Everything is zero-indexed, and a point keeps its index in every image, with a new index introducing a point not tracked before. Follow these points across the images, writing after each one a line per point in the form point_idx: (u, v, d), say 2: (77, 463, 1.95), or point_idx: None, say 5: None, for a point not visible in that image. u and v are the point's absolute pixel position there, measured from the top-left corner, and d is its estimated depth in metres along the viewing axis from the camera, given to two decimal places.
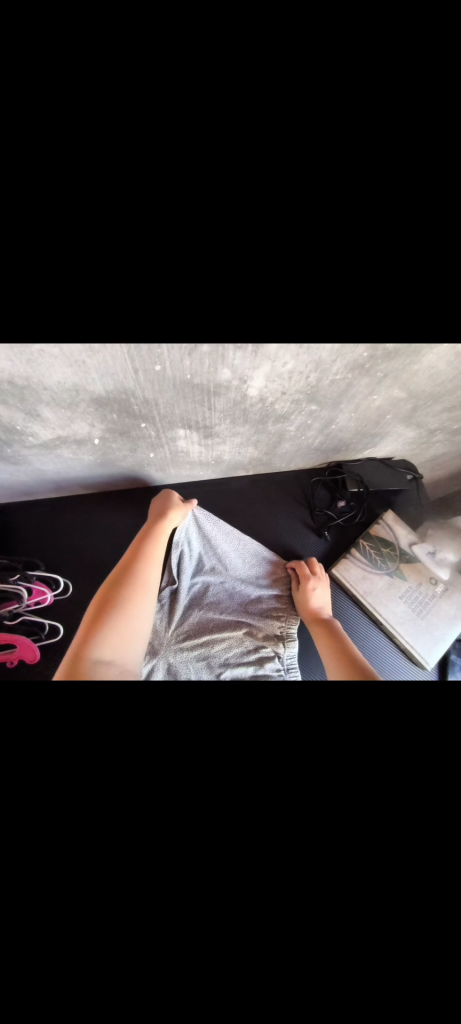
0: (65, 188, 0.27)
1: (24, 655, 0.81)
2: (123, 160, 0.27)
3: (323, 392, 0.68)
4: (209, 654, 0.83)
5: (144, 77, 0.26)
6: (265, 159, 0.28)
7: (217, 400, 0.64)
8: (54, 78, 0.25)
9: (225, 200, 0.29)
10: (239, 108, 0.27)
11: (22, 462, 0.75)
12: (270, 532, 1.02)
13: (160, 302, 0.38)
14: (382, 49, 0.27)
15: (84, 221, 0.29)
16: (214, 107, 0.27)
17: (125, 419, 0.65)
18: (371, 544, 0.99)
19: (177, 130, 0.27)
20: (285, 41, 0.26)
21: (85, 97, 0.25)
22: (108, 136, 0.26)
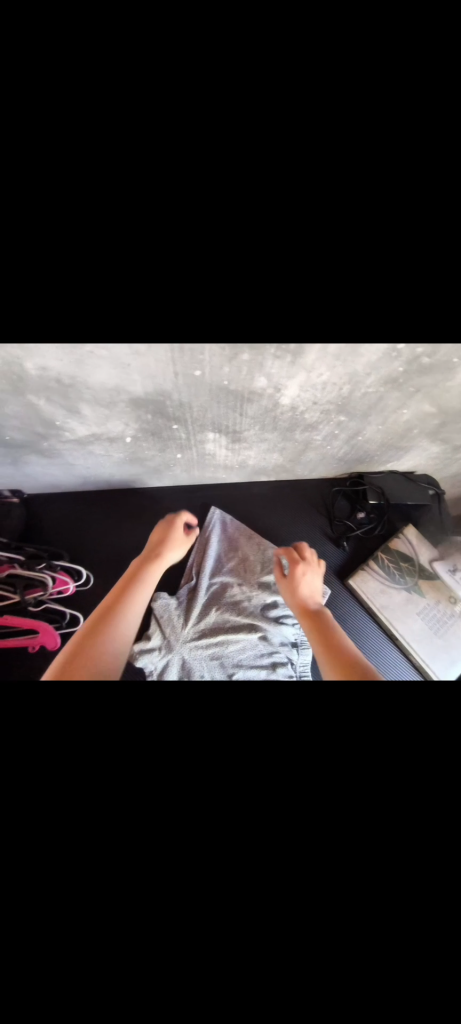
0: (148, 184, 0.31)
1: (45, 641, 0.83)
2: (201, 160, 0.31)
3: (353, 405, 0.69)
4: (222, 654, 0.85)
5: (224, 88, 0.30)
6: (323, 164, 0.32)
7: (249, 407, 0.66)
8: (151, 92, 0.29)
9: (285, 199, 0.33)
10: (306, 117, 0.31)
11: (56, 456, 0.77)
12: (288, 538, 1.02)
13: (213, 299, 0.41)
14: (439, 79, 0.30)
15: (159, 213, 0.33)
16: (283, 118, 0.31)
17: (158, 419, 0.67)
18: (390, 556, 0.99)
19: (250, 134, 0.31)
20: (354, 55, 0.29)
21: (172, 105, 0.29)
22: (190, 138, 0.30)
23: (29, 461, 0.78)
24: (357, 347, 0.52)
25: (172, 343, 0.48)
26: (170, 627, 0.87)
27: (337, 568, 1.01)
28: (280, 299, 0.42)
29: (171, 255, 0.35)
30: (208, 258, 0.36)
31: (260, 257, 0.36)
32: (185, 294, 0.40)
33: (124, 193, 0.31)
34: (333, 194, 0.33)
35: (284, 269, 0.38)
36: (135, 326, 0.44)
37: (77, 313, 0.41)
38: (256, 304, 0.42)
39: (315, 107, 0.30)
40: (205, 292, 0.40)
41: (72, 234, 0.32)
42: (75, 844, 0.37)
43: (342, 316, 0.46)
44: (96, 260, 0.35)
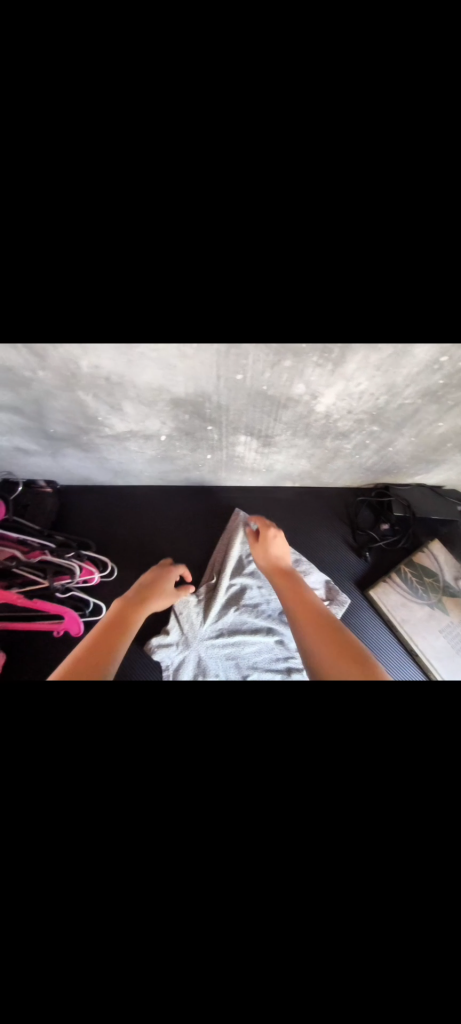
0: (213, 191, 0.31)
1: (70, 627, 0.86)
2: (269, 163, 0.30)
3: (388, 416, 0.69)
4: (238, 654, 0.86)
5: (299, 90, 0.29)
6: (393, 172, 0.31)
7: (284, 412, 0.67)
8: (224, 96, 0.29)
9: (351, 207, 0.32)
10: (382, 115, 0.29)
11: (92, 450, 0.81)
12: (309, 545, 1.02)
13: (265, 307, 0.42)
14: None
15: (221, 222, 0.33)
16: (359, 116, 0.29)
17: (195, 420, 0.69)
18: (413, 571, 0.97)
19: (322, 137, 0.30)
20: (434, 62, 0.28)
21: (244, 108, 0.29)
22: (260, 140, 0.30)
23: (67, 454, 0.82)
24: (399, 358, 0.53)
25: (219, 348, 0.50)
26: (188, 623, 0.89)
27: (358, 579, 1.00)
28: (330, 303, 0.42)
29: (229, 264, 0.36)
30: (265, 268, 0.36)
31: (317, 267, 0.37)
32: (240, 294, 0.41)
33: (188, 197, 0.31)
34: (399, 205, 0.32)
35: (341, 267, 0.37)
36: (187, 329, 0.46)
37: (134, 317, 0.44)
38: (308, 302, 0.42)
39: (392, 108, 0.29)
40: (258, 293, 0.41)
41: (140, 236, 0.33)
42: (72, 856, 0.31)
43: (390, 325, 0.46)
44: (159, 263, 0.36)
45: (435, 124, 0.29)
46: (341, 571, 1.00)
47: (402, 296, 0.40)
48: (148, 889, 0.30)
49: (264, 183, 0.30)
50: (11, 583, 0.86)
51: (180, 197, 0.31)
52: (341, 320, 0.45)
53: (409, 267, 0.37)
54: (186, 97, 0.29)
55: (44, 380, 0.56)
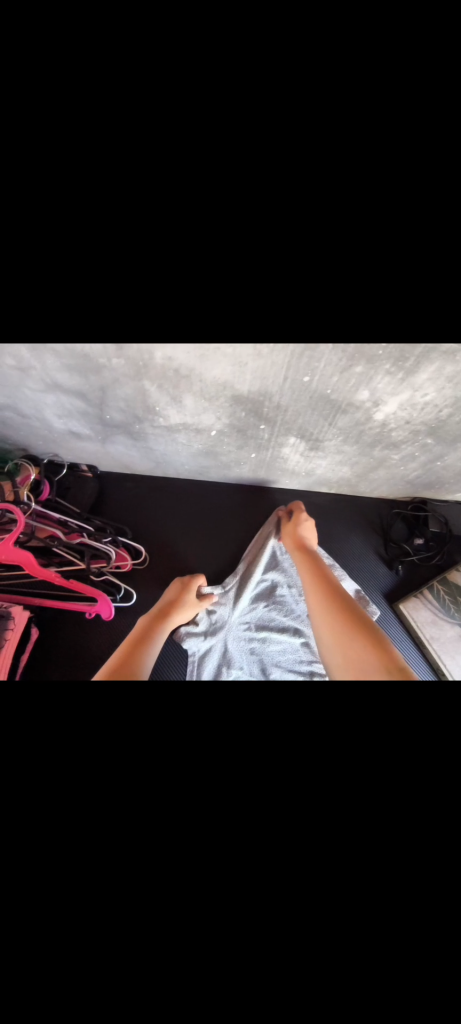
0: (341, 179, 0.25)
1: (100, 609, 0.86)
2: (417, 152, 0.24)
3: (447, 429, 0.67)
4: (262, 650, 0.86)
5: None
6: None
7: (341, 417, 0.67)
8: (374, 58, 0.23)
9: None
10: None
11: (141, 439, 0.82)
12: (341, 554, 1.01)
13: (356, 317, 0.40)
14: None
15: (343, 217, 0.27)
16: None
17: (250, 418, 0.70)
18: (445, 589, 0.93)
19: None
20: None
21: (398, 73, 0.23)
22: (412, 119, 0.23)
23: (117, 440, 0.83)
24: None
25: (295, 350, 0.50)
26: (216, 611, 0.90)
27: (387, 592, 0.99)
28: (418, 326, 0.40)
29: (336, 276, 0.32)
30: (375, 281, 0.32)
31: (429, 283, 0.32)
32: (337, 313, 0.39)
33: (310, 187, 0.26)
34: None
35: (453, 292, 0.33)
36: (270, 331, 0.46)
37: (221, 327, 0.44)
38: (400, 323, 0.40)
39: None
40: (354, 313, 0.39)
41: (253, 244, 0.29)
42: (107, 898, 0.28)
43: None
44: (263, 278, 0.33)
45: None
46: (370, 583, 0.99)
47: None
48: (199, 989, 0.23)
49: (427, 175, 0.25)
50: (49, 562, 0.88)
51: (301, 188, 0.26)
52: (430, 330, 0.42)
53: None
54: (325, 68, 0.23)
55: (116, 368, 0.57)
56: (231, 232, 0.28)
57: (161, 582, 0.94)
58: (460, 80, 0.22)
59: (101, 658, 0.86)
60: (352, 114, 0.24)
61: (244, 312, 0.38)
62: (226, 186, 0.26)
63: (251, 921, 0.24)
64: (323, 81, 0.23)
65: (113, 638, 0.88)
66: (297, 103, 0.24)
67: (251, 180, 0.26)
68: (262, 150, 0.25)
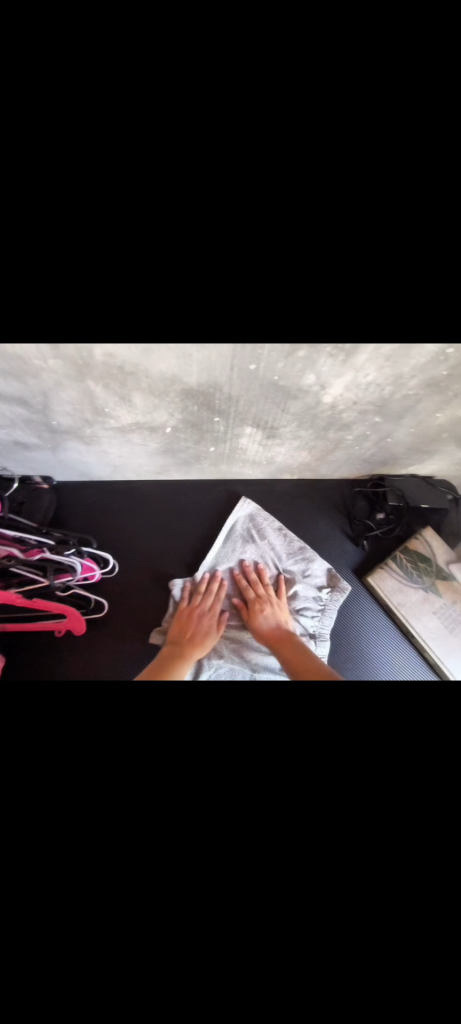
0: (245, 166, 0.29)
1: (72, 626, 0.83)
2: (309, 154, 0.29)
3: (390, 408, 0.71)
4: (241, 642, 0.90)
5: (347, 69, 0.26)
6: (404, 157, 0.29)
7: (292, 404, 0.68)
8: (260, 63, 0.26)
9: (367, 197, 0.31)
10: (405, 109, 0.27)
11: (95, 443, 0.79)
12: (309, 536, 1.04)
13: (281, 299, 0.42)
14: None
15: (251, 205, 0.31)
16: (389, 109, 0.27)
17: (203, 412, 0.69)
18: (407, 557, 1.01)
19: (362, 128, 0.28)
20: (443, 44, 0.25)
21: (283, 81, 0.26)
22: (302, 115, 0.27)
23: (68, 446, 0.79)
24: (410, 350, 0.55)
25: (237, 337, 0.49)
26: None
27: (356, 567, 1.03)
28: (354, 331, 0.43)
29: (258, 259, 0.34)
30: (294, 258, 0.35)
31: (341, 258, 0.36)
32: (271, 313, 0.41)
33: (220, 178, 0.29)
34: (406, 197, 0.31)
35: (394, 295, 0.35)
36: (209, 323, 0.46)
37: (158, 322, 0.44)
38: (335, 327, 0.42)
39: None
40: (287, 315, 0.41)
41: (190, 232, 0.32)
42: (111, 851, 0.36)
43: (408, 330, 0.48)
44: (194, 267, 0.35)
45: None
46: (339, 560, 1.03)
47: (392, 280, 0.39)
48: (200, 880, 0.35)
49: (317, 175, 0.30)
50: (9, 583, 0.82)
51: (212, 180, 0.29)
52: (350, 314, 0.44)
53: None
54: (221, 71, 0.26)
55: (54, 369, 0.54)
56: (146, 206, 0.31)
57: (133, 588, 0.92)
58: None
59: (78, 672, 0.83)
60: (249, 106, 0.27)
61: None
62: None
63: (231, 857, 0.36)
64: (228, 88, 0.26)
65: (89, 651, 0.85)
66: (197, 99, 0.26)
67: (169, 166, 0.29)
68: None
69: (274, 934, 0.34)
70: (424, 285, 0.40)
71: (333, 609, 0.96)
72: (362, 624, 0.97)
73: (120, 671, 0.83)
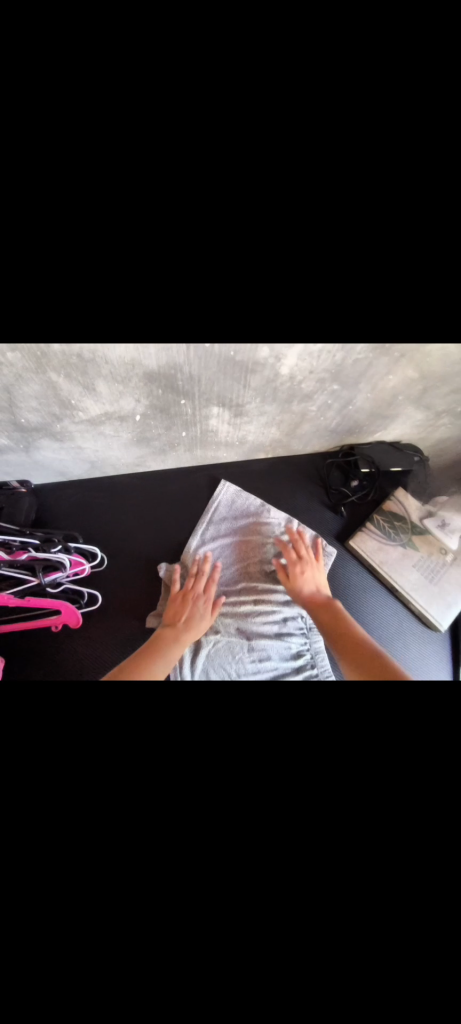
0: (167, 146, 0.30)
1: (67, 620, 0.85)
2: (224, 129, 0.30)
3: (345, 373, 0.75)
4: (236, 613, 0.94)
5: (244, 64, 0.29)
6: (314, 133, 0.31)
7: (252, 379, 0.71)
8: (165, 53, 0.28)
9: (288, 170, 0.32)
10: (308, 102, 0.31)
11: (67, 440, 0.81)
12: (289, 510, 1.07)
13: (224, 295, 0.44)
14: (391, 47, 0.29)
15: (179, 185, 0.32)
16: (290, 98, 0.30)
17: (168, 396, 0.72)
18: (385, 518, 1.05)
19: (268, 109, 0.30)
20: (337, 43, 0.29)
21: (189, 68, 0.29)
22: (211, 95, 0.30)
23: (41, 444, 0.80)
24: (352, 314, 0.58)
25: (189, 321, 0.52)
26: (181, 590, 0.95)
27: (337, 534, 1.07)
28: (287, 302, 0.47)
29: (195, 252, 0.37)
30: (230, 254, 0.38)
31: (274, 253, 0.38)
32: (206, 292, 0.44)
33: (144, 163, 0.31)
34: (325, 168, 0.33)
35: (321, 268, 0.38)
36: (159, 315, 0.49)
37: (97, 309, 0.45)
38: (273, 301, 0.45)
39: (365, 98, 0.30)
40: (223, 291, 0.43)
41: (128, 230, 0.34)
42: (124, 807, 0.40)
43: (346, 312, 0.52)
44: (129, 263, 0.38)
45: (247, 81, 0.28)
46: (321, 530, 1.07)
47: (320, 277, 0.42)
48: (208, 819, 0.39)
49: (237, 154, 0.31)
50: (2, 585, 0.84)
51: (137, 170, 0.31)
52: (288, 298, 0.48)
53: (288, 235, 0.36)
54: (131, 68, 0.28)
55: (15, 364, 0.56)
56: (72, 197, 0.32)
57: (124, 578, 0.95)
58: None
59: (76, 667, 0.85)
60: (160, 96, 0.29)
61: (128, 286, 0.41)
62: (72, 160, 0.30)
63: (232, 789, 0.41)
64: (135, 85, 0.29)
65: (87, 644, 0.87)
66: (110, 90, 0.28)
67: (96, 160, 0.30)
68: (91, 123, 0.29)
69: (276, 846, 0.38)
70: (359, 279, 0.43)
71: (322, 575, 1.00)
72: (349, 587, 1.02)
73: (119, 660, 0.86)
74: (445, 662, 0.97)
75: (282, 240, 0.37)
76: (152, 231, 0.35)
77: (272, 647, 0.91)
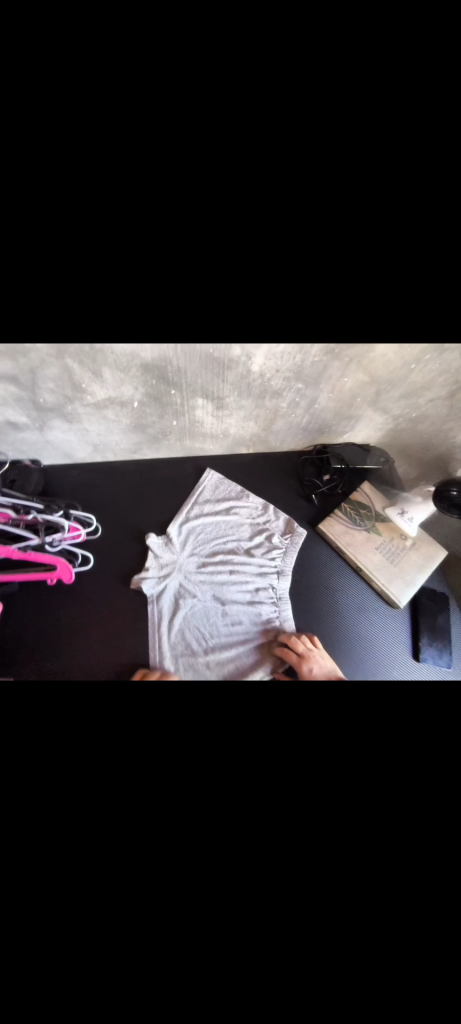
0: (140, 174, 0.36)
1: (61, 574, 0.97)
2: (193, 159, 0.36)
3: (306, 373, 0.92)
4: (213, 581, 1.05)
5: (212, 96, 0.34)
6: (270, 159, 0.37)
7: (229, 374, 0.89)
8: (137, 89, 0.33)
9: (248, 201, 0.39)
10: (268, 136, 0.36)
11: (75, 421, 0.97)
12: (266, 497, 1.21)
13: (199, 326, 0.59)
14: (339, 84, 0.34)
15: (156, 219, 0.39)
16: (252, 132, 0.35)
17: (161, 385, 0.89)
18: (352, 506, 1.18)
19: (233, 141, 0.36)
20: (291, 82, 0.34)
21: (162, 102, 0.33)
22: (183, 137, 0.35)
23: (54, 424, 0.96)
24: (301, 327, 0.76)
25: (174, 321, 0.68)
26: (164, 557, 1.07)
27: (310, 520, 1.19)
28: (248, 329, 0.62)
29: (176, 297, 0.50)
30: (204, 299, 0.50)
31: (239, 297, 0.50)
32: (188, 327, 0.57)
33: (126, 196, 0.37)
34: (279, 200, 0.39)
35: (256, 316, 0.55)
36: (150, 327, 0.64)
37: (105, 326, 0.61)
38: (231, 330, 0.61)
39: (309, 135, 0.36)
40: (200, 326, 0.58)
41: (94, 234, 0.40)
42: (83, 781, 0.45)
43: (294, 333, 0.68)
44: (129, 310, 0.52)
45: (214, 125, 0.35)
46: (294, 516, 1.19)
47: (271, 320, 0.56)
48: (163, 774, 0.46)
49: (203, 187, 0.37)
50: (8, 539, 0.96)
51: (119, 198, 0.37)
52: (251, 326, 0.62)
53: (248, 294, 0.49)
54: (114, 101, 0.33)
55: (41, 351, 0.73)
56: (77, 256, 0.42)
57: (115, 546, 1.08)
58: (207, 117, 0.34)
59: (51, 663, 0.93)
60: (138, 128, 0.34)
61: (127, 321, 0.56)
62: (75, 193, 0.37)
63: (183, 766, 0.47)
64: (117, 117, 0.33)
65: (77, 601, 1.00)
66: (96, 121, 0.33)
67: (90, 191, 0.37)
68: (74, 150, 0.34)
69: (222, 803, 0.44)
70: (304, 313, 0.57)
71: (293, 551, 1.11)
72: (318, 566, 1.13)
73: (101, 647, 0.95)
74: (404, 635, 1.06)
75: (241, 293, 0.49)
76: (139, 276, 0.45)
77: (244, 612, 1.03)
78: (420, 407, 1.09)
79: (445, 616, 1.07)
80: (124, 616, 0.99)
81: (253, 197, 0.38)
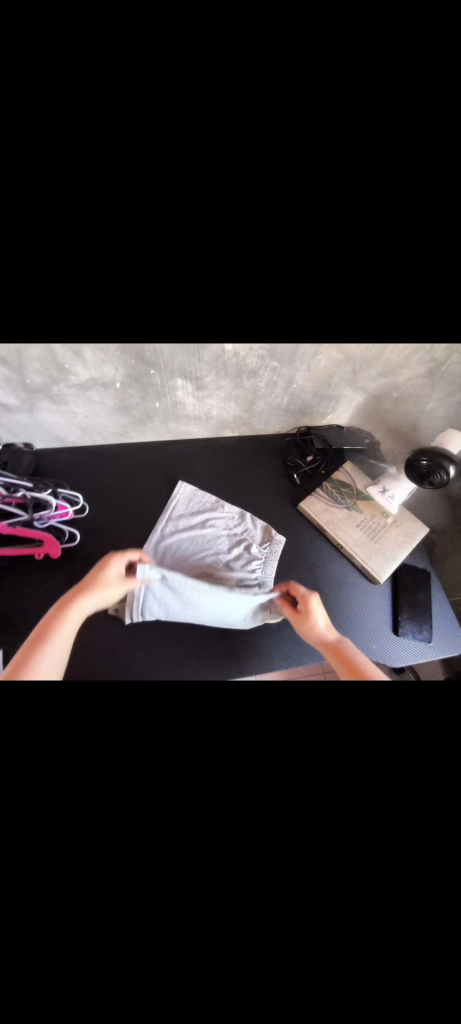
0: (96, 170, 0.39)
1: (48, 549, 1.04)
2: (128, 149, 0.38)
3: (280, 351, 0.95)
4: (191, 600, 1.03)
5: (139, 73, 0.35)
6: (196, 151, 0.39)
7: (204, 354, 0.93)
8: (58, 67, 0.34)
9: (182, 192, 0.41)
10: (192, 108, 0.37)
11: (63, 402, 1.02)
12: (249, 479, 1.25)
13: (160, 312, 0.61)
14: (252, 47, 0.35)
15: (114, 218, 0.43)
16: (176, 107, 0.37)
17: (140, 365, 0.93)
18: (333, 485, 1.19)
19: (163, 122, 0.37)
20: (212, 39, 0.34)
21: (93, 86, 0.35)
22: (117, 121, 0.36)
23: (42, 405, 1.02)
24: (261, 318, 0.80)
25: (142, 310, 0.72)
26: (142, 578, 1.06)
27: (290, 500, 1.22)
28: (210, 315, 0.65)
29: (135, 286, 0.53)
30: (157, 284, 0.53)
31: (191, 280, 0.52)
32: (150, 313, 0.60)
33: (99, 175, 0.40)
34: (207, 190, 0.41)
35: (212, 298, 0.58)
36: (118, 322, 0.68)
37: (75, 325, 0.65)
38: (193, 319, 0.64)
39: (230, 103, 0.37)
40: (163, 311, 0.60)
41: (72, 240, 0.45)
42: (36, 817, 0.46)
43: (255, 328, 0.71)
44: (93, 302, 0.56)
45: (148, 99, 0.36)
46: (275, 495, 1.22)
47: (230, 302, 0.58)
48: None
49: (137, 181, 0.40)
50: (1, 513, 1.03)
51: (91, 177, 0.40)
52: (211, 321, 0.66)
53: (196, 278, 0.51)
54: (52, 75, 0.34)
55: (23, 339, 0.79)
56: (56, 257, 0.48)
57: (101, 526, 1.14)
58: (141, 93, 0.36)
59: None
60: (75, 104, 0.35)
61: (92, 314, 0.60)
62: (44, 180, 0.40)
63: None
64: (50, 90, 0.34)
65: (64, 578, 1.07)
66: None
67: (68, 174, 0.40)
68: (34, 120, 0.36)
69: None
70: (259, 297, 0.58)
71: (273, 559, 1.10)
72: (300, 545, 1.15)
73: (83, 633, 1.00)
74: (385, 611, 1.07)
75: (189, 282, 0.52)
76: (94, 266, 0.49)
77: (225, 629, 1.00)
78: (400, 387, 1.07)
79: (425, 590, 1.09)
80: (104, 643, 0.98)
81: (195, 192, 0.41)
